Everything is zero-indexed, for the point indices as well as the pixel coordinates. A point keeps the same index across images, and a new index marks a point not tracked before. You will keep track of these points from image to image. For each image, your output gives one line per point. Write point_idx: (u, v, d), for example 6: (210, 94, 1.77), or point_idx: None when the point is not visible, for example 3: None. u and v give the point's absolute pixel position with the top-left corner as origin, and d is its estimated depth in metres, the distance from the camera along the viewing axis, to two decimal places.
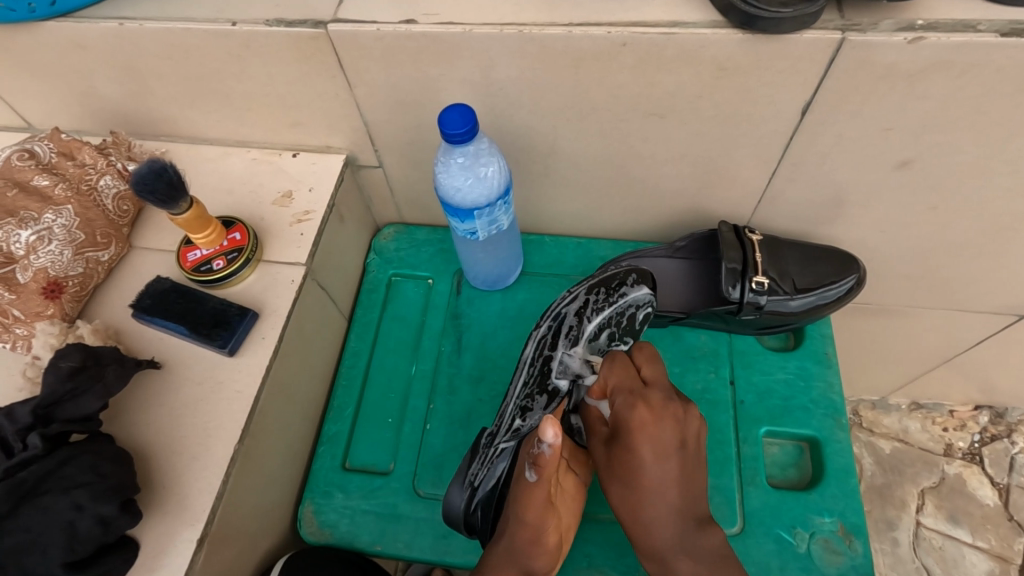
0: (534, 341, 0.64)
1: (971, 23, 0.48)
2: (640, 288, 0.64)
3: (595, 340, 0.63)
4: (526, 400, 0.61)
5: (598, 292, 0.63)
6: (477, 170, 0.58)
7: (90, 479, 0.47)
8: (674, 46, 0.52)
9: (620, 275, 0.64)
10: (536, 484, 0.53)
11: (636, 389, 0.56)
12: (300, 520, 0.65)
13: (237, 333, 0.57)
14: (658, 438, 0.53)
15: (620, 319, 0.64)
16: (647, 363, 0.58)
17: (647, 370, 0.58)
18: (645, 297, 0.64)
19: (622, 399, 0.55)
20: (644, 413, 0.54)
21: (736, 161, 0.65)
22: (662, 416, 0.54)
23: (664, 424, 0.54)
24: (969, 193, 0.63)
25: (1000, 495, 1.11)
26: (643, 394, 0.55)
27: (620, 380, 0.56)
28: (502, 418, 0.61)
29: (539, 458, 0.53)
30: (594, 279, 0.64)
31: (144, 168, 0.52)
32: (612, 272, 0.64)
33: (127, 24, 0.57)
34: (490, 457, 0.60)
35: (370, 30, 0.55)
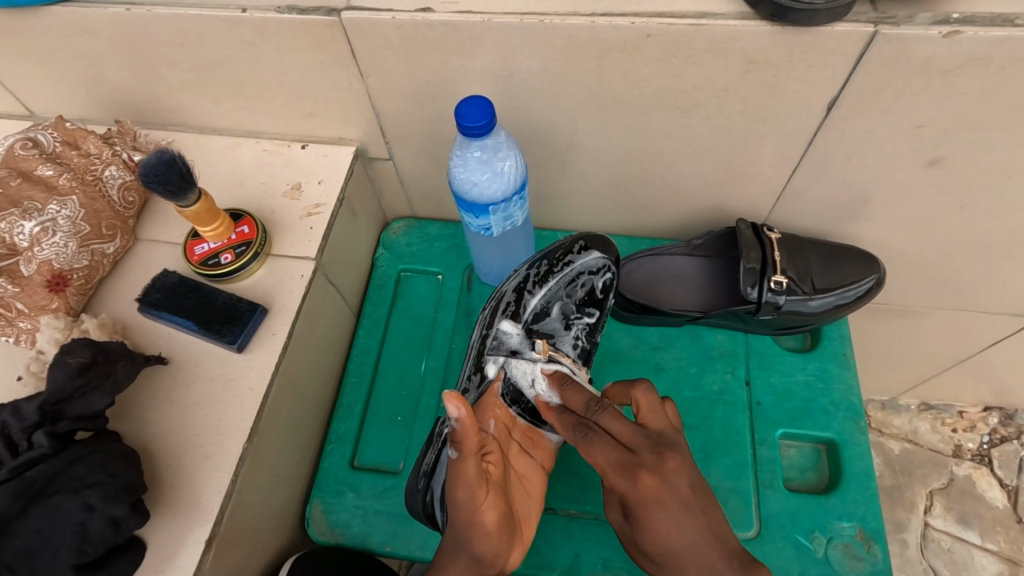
0: (479, 325, 0.66)
1: (1011, 17, 0.46)
2: (589, 253, 0.66)
3: (539, 313, 0.65)
4: (466, 383, 0.63)
5: (540, 265, 0.64)
6: (495, 164, 0.57)
7: (101, 479, 0.45)
8: (702, 38, 0.51)
9: (567, 247, 0.65)
10: (458, 462, 0.45)
11: (626, 455, 0.43)
12: (309, 520, 0.64)
13: (247, 328, 0.56)
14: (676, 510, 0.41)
15: (569, 288, 0.66)
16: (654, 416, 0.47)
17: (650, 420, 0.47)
18: (598, 262, 0.66)
19: (641, 462, 0.42)
20: (648, 483, 0.42)
21: (758, 157, 0.63)
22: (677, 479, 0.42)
23: (683, 489, 0.41)
24: (998, 192, 0.61)
25: (1010, 497, 1.10)
26: (654, 445, 0.43)
27: (609, 457, 0.44)
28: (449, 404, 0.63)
29: (455, 433, 0.45)
30: (541, 250, 0.65)
31: (153, 157, 0.50)
32: (558, 242, 0.66)
33: (135, 10, 0.56)
34: (439, 445, 0.57)
35: (387, 18, 0.53)
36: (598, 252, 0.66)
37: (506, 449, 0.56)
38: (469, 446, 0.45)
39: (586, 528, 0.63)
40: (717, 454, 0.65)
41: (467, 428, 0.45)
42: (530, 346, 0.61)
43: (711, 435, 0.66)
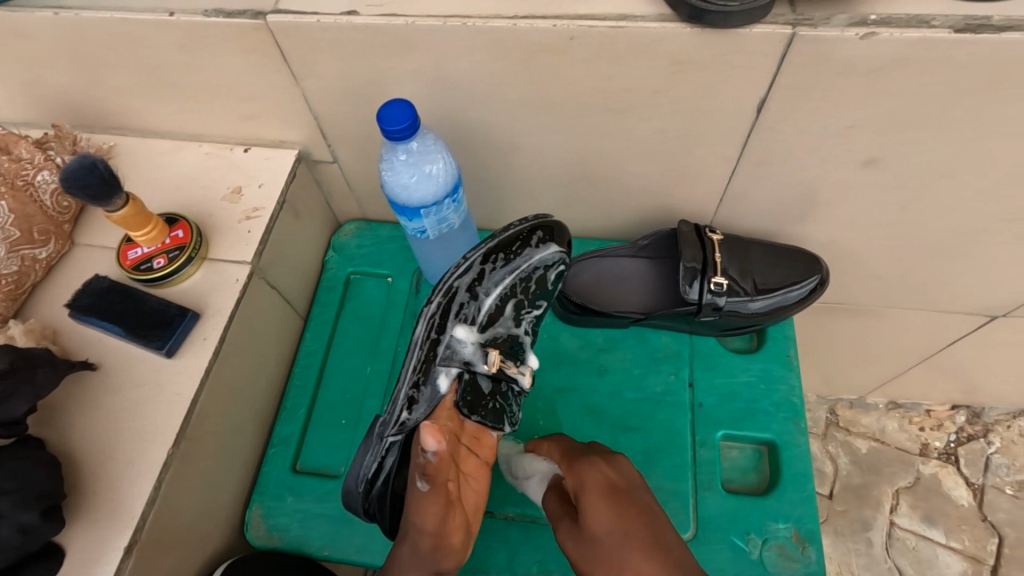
0: (424, 319, 0.60)
1: (926, 19, 0.46)
2: (546, 247, 0.62)
3: (492, 312, 0.60)
4: (413, 390, 0.59)
5: (495, 257, 0.60)
6: (424, 167, 0.57)
7: (11, 487, 0.45)
8: (623, 40, 0.51)
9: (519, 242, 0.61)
10: (428, 494, 0.51)
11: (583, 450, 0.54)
12: (248, 524, 0.64)
13: (177, 333, 0.56)
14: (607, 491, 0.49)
15: (524, 285, 0.62)
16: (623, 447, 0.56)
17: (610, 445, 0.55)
18: (554, 255, 0.62)
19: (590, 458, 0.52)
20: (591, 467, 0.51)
21: (697, 158, 0.63)
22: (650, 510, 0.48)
23: (625, 482, 0.50)
24: (935, 192, 0.62)
25: (975, 496, 1.10)
26: (607, 454, 0.53)
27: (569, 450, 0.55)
28: (393, 406, 0.59)
29: (427, 466, 0.52)
30: (493, 238, 0.61)
31: (74, 163, 0.50)
32: (513, 230, 0.61)
33: (63, 14, 0.56)
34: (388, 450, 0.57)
35: (312, 21, 0.53)
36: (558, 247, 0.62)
37: (455, 452, 0.56)
38: (441, 478, 0.52)
39: (525, 531, 0.63)
40: (657, 456, 0.65)
41: (421, 496, 0.51)
42: (483, 355, 0.59)
43: (652, 437, 0.66)
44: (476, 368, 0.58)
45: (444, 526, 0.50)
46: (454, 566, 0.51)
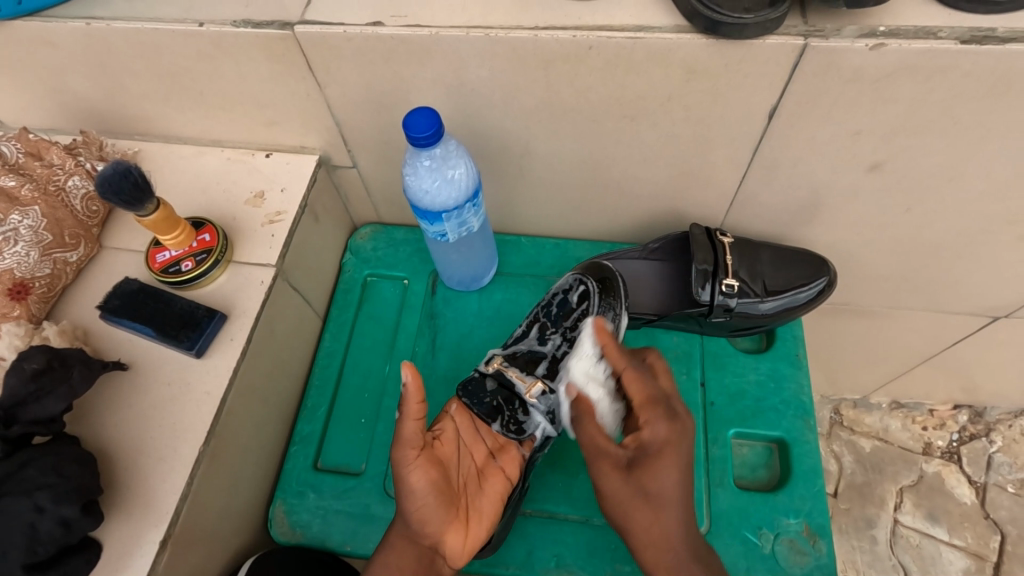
0: None
1: (933, 30, 0.48)
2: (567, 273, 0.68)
3: (523, 337, 0.67)
4: None
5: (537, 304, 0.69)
6: (445, 172, 0.59)
7: (52, 481, 0.47)
8: (640, 50, 0.52)
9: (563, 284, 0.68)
10: (402, 423, 0.53)
11: (662, 402, 0.53)
12: (271, 521, 0.65)
13: (205, 334, 0.58)
14: (682, 457, 0.51)
15: (547, 310, 0.67)
16: (640, 383, 0.55)
17: (638, 400, 0.54)
18: (571, 279, 0.67)
19: (657, 414, 0.52)
20: (674, 428, 0.51)
21: (708, 163, 0.65)
22: (686, 434, 0.51)
23: (689, 452, 0.51)
24: (940, 196, 0.63)
25: (978, 494, 1.12)
26: (671, 408, 0.53)
27: (646, 396, 0.54)
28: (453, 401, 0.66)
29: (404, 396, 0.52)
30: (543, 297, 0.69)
31: (108, 170, 0.52)
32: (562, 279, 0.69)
33: (95, 24, 0.57)
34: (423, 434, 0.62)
35: (338, 31, 0.55)
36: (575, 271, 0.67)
37: (469, 441, 0.63)
38: (411, 411, 0.52)
39: (542, 526, 0.64)
40: None
41: (412, 394, 0.51)
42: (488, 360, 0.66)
43: None
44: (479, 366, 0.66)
45: (410, 446, 0.53)
46: (434, 518, 0.54)
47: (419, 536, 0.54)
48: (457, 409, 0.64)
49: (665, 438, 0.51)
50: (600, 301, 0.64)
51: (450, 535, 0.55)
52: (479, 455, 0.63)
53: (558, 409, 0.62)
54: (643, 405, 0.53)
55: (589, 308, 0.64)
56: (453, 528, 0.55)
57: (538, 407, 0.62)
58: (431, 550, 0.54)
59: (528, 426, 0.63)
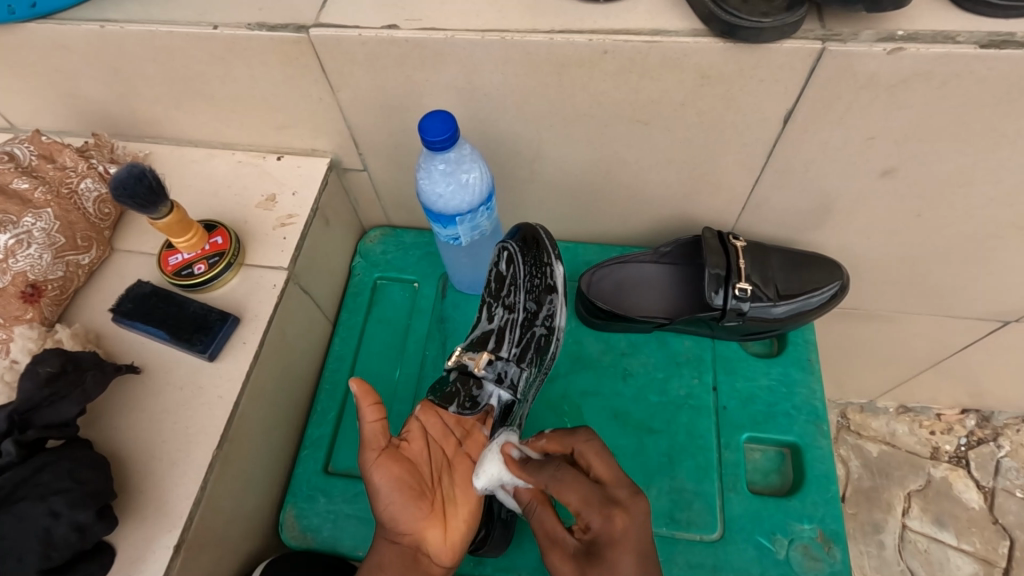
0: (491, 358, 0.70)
1: (951, 34, 0.48)
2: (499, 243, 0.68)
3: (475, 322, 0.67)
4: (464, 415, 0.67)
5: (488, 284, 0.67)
6: (459, 176, 0.59)
7: (67, 486, 0.46)
8: (656, 54, 0.52)
9: (495, 257, 0.68)
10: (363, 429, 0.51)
11: (598, 493, 0.47)
12: (282, 524, 0.65)
13: (218, 337, 0.57)
14: (638, 552, 0.44)
15: (489, 287, 0.67)
16: (570, 482, 0.49)
17: (574, 496, 0.48)
18: (502, 248, 0.67)
19: (616, 508, 0.45)
20: (622, 522, 0.45)
21: (721, 168, 0.65)
22: (638, 518, 0.45)
23: (642, 543, 0.44)
24: (953, 202, 0.63)
25: (986, 499, 1.11)
26: (612, 498, 0.46)
27: (583, 495, 0.47)
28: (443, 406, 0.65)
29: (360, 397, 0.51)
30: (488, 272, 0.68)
31: (124, 173, 0.52)
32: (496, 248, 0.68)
33: (108, 27, 0.57)
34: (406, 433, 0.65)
35: (353, 34, 0.54)
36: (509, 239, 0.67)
37: (439, 439, 0.60)
38: (369, 413, 0.51)
39: None
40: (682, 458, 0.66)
41: (366, 404, 0.50)
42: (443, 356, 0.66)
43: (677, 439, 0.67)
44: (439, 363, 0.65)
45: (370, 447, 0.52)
46: (408, 517, 0.52)
47: (401, 538, 0.52)
48: (425, 406, 0.60)
49: (608, 539, 0.44)
50: (523, 259, 0.66)
51: (430, 531, 0.53)
52: (448, 446, 0.60)
53: (507, 370, 0.63)
54: (612, 477, 0.49)
55: (518, 269, 0.66)
56: (431, 523, 0.53)
57: (489, 376, 0.62)
58: (415, 550, 0.52)
59: (483, 398, 0.62)
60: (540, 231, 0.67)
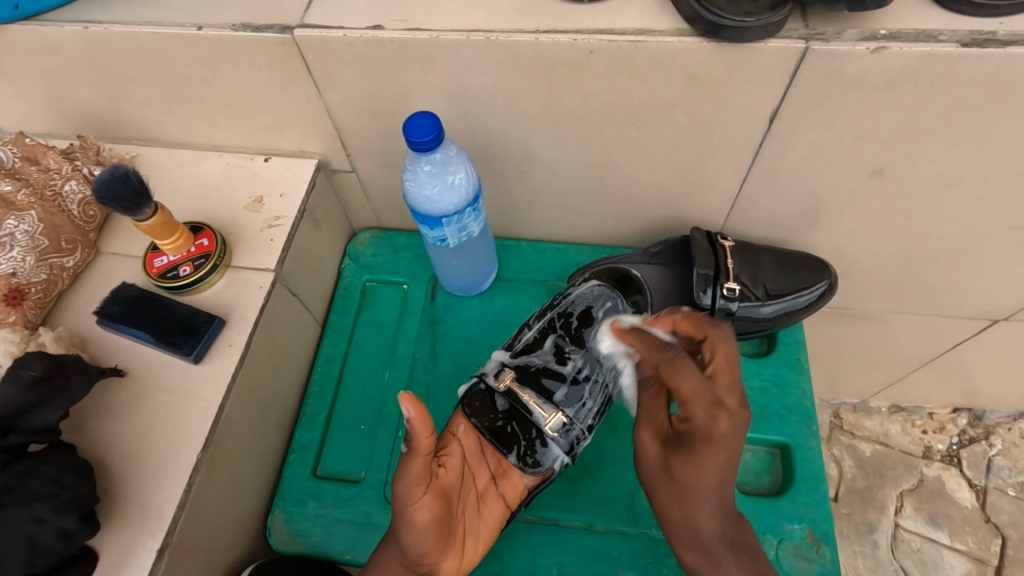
0: None
1: (934, 33, 0.48)
2: (584, 283, 0.69)
3: (533, 343, 0.67)
4: None
5: (547, 311, 0.69)
6: (446, 177, 0.59)
7: (52, 492, 0.46)
8: (642, 54, 0.52)
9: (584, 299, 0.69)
10: (410, 457, 0.48)
11: (707, 390, 0.51)
12: (270, 529, 0.64)
13: (203, 340, 0.57)
14: (724, 455, 0.50)
15: (563, 320, 0.68)
16: (684, 371, 0.52)
17: (686, 386, 0.51)
18: (590, 291, 0.69)
19: (702, 407, 0.50)
20: (720, 420, 0.50)
21: (710, 168, 0.65)
22: (738, 426, 0.50)
23: (732, 444, 0.50)
24: (940, 201, 0.63)
25: (978, 497, 1.12)
26: (718, 401, 0.51)
27: (694, 387, 0.51)
28: None
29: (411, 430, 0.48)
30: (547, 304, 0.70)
31: (106, 175, 0.51)
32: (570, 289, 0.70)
33: (92, 28, 0.57)
34: None
35: (338, 35, 0.54)
36: (593, 283, 0.69)
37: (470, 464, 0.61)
38: (420, 444, 0.48)
39: (544, 533, 0.63)
40: None
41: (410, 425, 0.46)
42: (497, 370, 0.66)
43: None
44: (488, 377, 0.65)
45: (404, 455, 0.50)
46: (431, 549, 0.50)
47: (416, 567, 0.51)
48: (464, 429, 0.63)
49: (704, 437, 0.50)
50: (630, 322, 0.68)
51: (445, 564, 0.53)
52: (481, 478, 0.61)
53: (575, 441, 0.63)
54: (688, 394, 0.51)
55: None
56: (449, 560, 0.53)
57: (559, 441, 0.62)
58: None
59: (546, 458, 0.62)
60: (634, 277, 0.71)
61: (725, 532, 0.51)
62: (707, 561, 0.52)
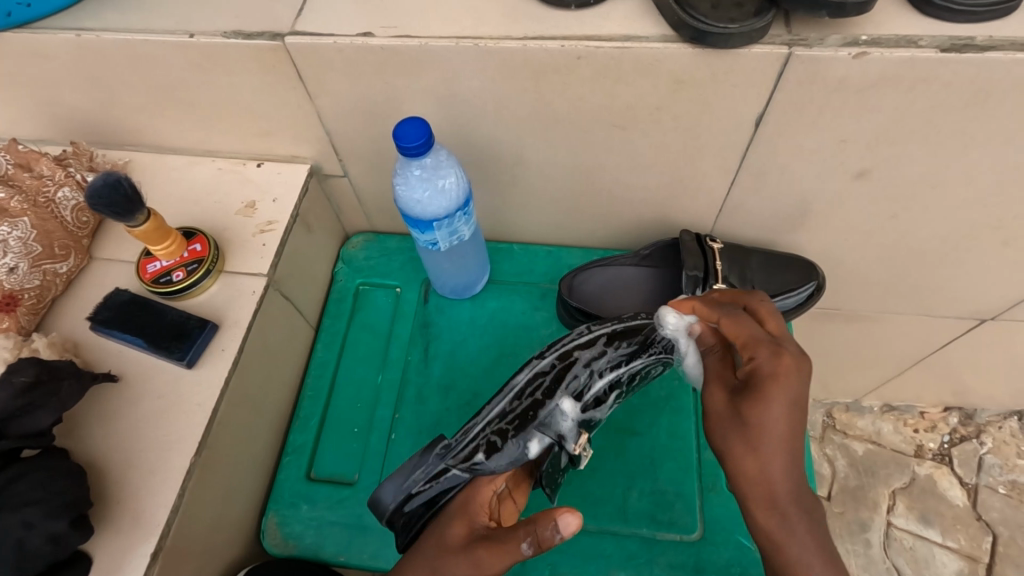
0: (529, 370, 0.56)
1: (914, 39, 0.49)
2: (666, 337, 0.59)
3: (601, 396, 0.57)
4: (495, 436, 0.54)
5: (627, 348, 0.58)
6: (436, 182, 0.59)
7: (40, 496, 0.46)
8: (628, 60, 0.53)
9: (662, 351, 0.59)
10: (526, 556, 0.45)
11: (767, 339, 0.49)
12: (264, 532, 0.65)
13: (196, 344, 0.57)
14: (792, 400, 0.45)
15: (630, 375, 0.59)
16: (746, 322, 0.51)
17: (746, 332, 0.50)
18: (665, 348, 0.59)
19: (764, 351, 0.48)
20: (784, 361, 0.46)
21: (698, 171, 0.66)
22: (803, 366, 0.46)
23: (800, 383, 0.46)
24: (925, 202, 0.64)
25: (969, 495, 1.13)
26: (778, 344, 0.48)
27: (750, 337, 0.50)
28: (465, 438, 0.54)
29: (546, 541, 0.43)
30: (624, 330, 0.59)
31: (99, 181, 0.52)
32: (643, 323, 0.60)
33: (85, 36, 0.58)
34: (433, 476, 0.53)
35: (329, 42, 0.55)
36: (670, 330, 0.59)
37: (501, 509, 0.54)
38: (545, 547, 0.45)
39: None
40: (662, 459, 0.67)
41: (513, 553, 0.44)
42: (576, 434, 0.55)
43: (658, 441, 0.68)
44: (567, 444, 0.54)
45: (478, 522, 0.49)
46: None
47: None
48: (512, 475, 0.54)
49: (767, 375, 0.46)
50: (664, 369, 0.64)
51: None
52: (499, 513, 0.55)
53: None
54: (746, 341, 0.50)
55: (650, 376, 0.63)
56: None
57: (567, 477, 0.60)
58: None
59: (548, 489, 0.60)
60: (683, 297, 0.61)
61: (798, 490, 0.44)
62: (780, 531, 0.44)
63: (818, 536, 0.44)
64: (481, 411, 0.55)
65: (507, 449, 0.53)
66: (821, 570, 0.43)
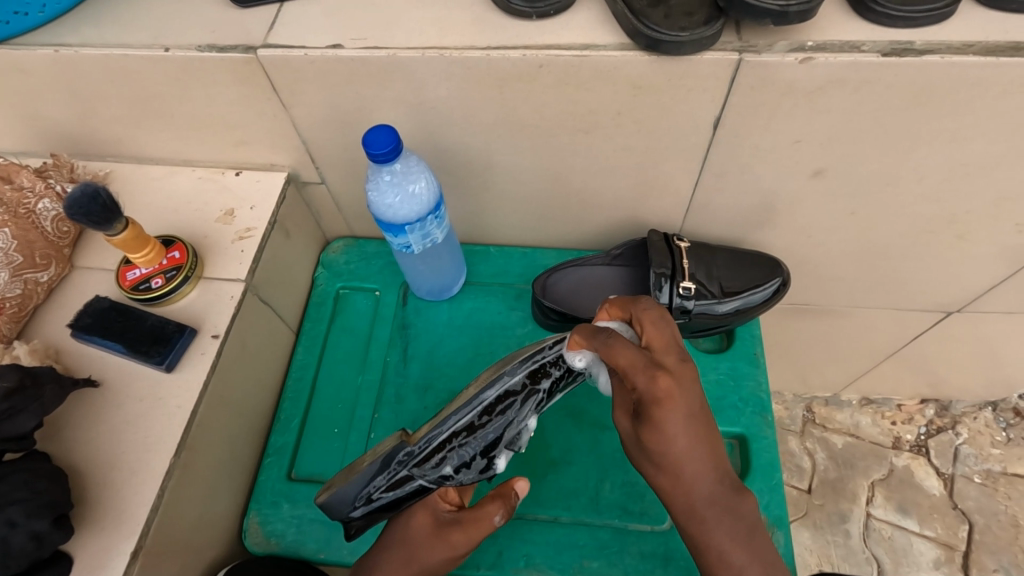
0: (499, 386, 0.57)
1: (857, 44, 0.51)
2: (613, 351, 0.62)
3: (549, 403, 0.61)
4: (457, 444, 0.55)
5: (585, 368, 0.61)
6: (407, 187, 0.62)
7: (24, 496, 0.48)
8: (588, 67, 0.55)
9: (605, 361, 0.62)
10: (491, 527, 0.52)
11: (642, 356, 0.47)
12: (245, 531, 0.66)
13: (175, 349, 0.59)
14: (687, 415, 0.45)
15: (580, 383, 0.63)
16: (619, 346, 0.48)
17: (621, 358, 0.47)
18: None
19: (642, 376, 0.46)
20: (665, 383, 0.45)
21: (663, 173, 0.68)
22: (683, 382, 0.46)
23: (681, 402, 0.45)
24: (880, 199, 0.67)
25: (945, 485, 1.15)
26: (653, 362, 0.46)
27: (630, 357, 0.47)
28: (431, 450, 0.55)
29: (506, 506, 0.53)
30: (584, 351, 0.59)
31: (77, 192, 0.53)
32: None
33: (63, 51, 0.59)
34: (396, 486, 0.55)
35: (299, 54, 0.57)
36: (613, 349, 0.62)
37: None
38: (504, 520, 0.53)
39: (511, 527, 0.65)
40: None
41: (487, 525, 0.52)
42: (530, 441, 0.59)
43: None
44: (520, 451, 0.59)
45: (442, 510, 0.54)
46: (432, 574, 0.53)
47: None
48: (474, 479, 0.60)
49: (652, 402, 0.45)
50: None
51: None
52: None
53: None
54: (629, 365, 0.47)
55: None
56: None
57: None
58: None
59: None
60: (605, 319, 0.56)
61: (715, 492, 0.45)
62: (698, 533, 0.46)
63: (734, 531, 0.45)
64: (444, 421, 0.56)
65: (474, 462, 0.55)
66: (771, 551, 0.45)
